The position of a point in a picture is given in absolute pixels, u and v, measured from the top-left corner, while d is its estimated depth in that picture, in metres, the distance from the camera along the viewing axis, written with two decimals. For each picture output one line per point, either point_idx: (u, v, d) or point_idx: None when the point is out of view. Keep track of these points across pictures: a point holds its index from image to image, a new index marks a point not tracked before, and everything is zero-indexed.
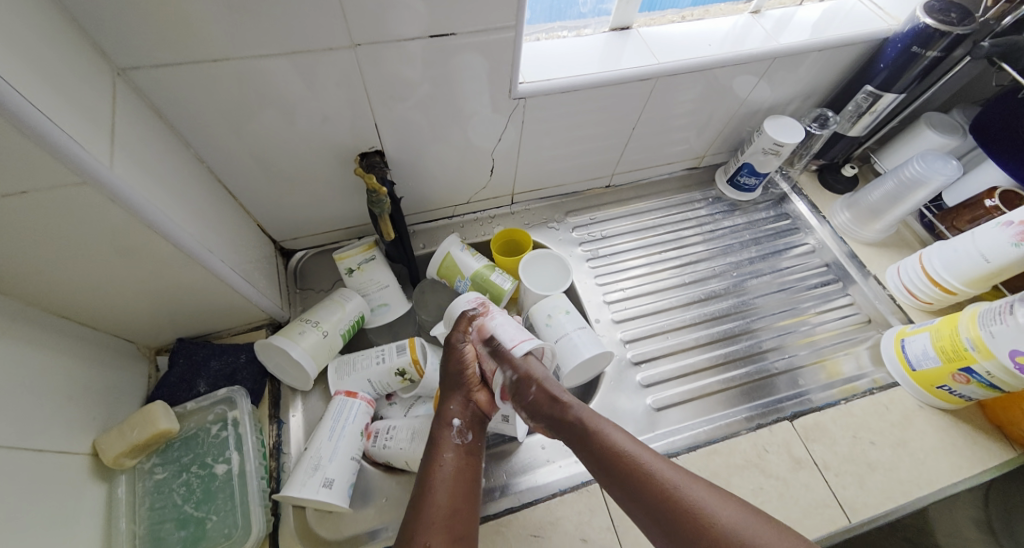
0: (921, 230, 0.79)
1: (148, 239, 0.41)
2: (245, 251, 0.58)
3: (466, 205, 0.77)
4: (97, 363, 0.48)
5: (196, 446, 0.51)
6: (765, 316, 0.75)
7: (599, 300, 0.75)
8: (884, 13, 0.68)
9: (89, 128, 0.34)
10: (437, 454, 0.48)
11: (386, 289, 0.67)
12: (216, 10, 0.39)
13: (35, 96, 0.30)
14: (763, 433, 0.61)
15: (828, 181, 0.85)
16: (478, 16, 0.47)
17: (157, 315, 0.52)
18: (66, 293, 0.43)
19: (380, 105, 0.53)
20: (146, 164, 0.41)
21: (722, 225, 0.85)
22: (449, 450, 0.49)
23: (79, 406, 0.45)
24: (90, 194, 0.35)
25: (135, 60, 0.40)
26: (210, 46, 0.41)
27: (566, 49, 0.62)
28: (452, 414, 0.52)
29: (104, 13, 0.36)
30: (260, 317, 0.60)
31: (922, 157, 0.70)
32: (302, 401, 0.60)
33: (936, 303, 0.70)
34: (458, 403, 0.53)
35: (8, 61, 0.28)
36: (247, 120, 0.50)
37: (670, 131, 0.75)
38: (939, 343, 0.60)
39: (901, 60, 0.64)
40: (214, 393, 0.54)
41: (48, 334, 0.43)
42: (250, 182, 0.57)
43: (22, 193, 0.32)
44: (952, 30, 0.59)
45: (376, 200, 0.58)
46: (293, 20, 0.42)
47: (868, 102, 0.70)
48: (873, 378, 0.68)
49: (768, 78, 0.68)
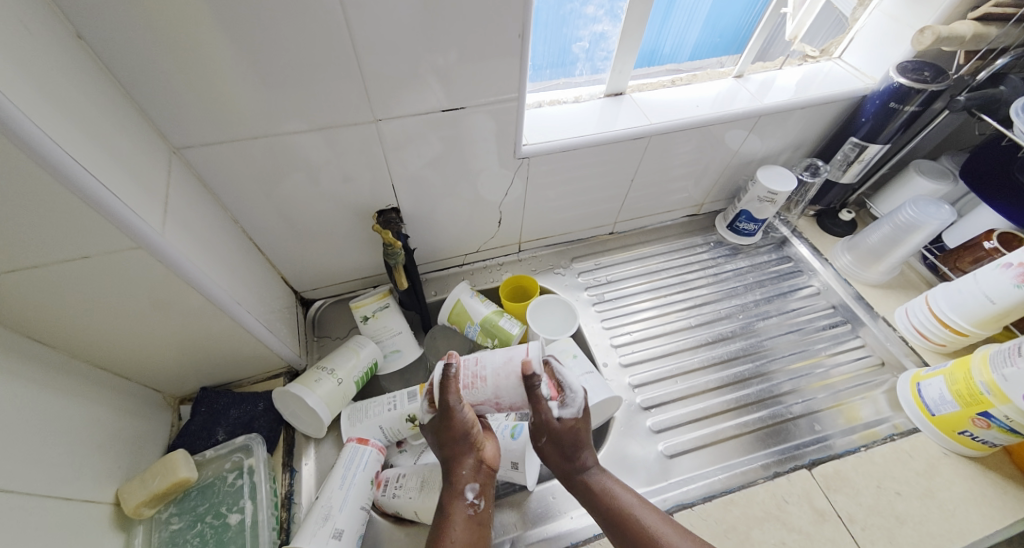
0: (925, 270, 0.80)
1: (186, 296, 0.45)
2: (269, 302, 0.61)
3: (476, 254, 0.81)
4: (125, 413, 0.51)
5: (212, 495, 0.52)
6: (778, 358, 0.75)
7: (607, 344, 0.76)
8: (860, 73, 0.73)
9: (146, 202, 0.39)
10: (451, 522, 0.47)
11: (399, 336, 0.70)
12: (257, 94, 0.44)
13: (102, 174, 0.34)
14: (781, 483, 0.60)
15: (827, 225, 0.88)
16: (486, 90, 0.53)
17: (185, 364, 0.55)
18: (105, 346, 0.46)
19: (398, 168, 0.58)
20: (190, 228, 0.45)
21: (725, 269, 0.86)
22: (460, 520, 0.47)
23: (106, 456, 0.46)
24: (143, 257, 0.39)
25: (185, 139, 0.46)
26: (252, 126, 0.47)
27: (567, 111, 0.68)
28: (463, 482, 0.50)
29: (166, 101, 0.42)
30: (279, 365, 0.63)
31: (914, 203, 0.72)
32: (315, 449, 0.61)
33: (949, 345, 0.69)
34: (470, 468, 0.50)
35: (86, 150, 0.33)
36: (278, 186, 0.55)
37: (671, 181, 0.79)
38: (954, 387, 0.59)
39: (881, 115, 0.68)
40: (232, 441, 0.55)
41: (86, 385, 0.46)
42: (276, 239, 0.62)
43: (83, 257, 0.37)
44: (926, 87, 0.63)
45: (391, 253, 0.62)
46: (325, 99, 0.47)
47: (855, 152, 0.74)
48: (892, 423, 0.66)
49: (759, 131, 0.73)
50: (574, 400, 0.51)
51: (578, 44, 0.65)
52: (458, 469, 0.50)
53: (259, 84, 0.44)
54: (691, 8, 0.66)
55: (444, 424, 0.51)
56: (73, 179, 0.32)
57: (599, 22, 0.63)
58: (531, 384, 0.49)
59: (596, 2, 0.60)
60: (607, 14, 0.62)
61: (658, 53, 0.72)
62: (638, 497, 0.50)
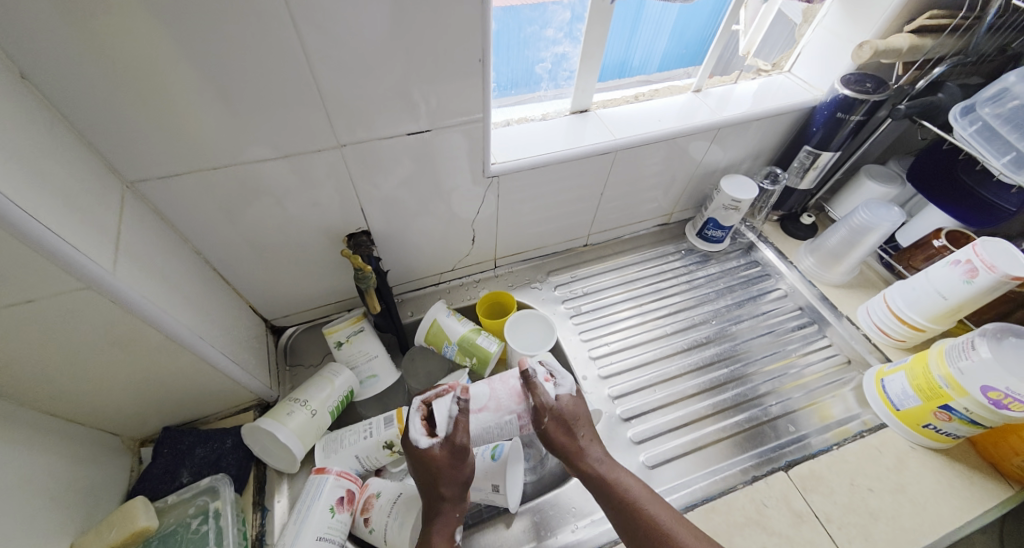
0: (882, 269, 0.84)
1: (144, 334, 0.43)
2: (236, 333, 0.59)
3: (451, 272, 0.80)
4: (79, 460, 0.48)
5: (174, 544, 0.49)
6: (753, 361, 0.77)
7: (586, 356, 0.77)
8: (809, 86, 0.77)
9: (96, 240, 0.37)
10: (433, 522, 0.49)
11: (374, 360, 0.68)
12: (213, 123, 0.43)
13: (43, 213, 0.32)
14: (760, 487, 0.60)
15: (790, 229, 0.91)
16: (451, 112, 0.53)
17: (145, 404, 0.52)
18: (56, 392, 0.44)
19: (365, 191, 0.58)
20: (146, 264, 0.43)
21: (697, 275, 0.88)
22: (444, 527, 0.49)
23: (58, 509, 0.43)
24: (93, 297, 0.37)
25: (140, 172, 0.44)
26: (210, 156, 0.46)
27: (535, 128, 0.68)
28: (454, 521, 0.50)
29: (117, 134, 0.41)
30: (248, 398, 0.60)
31: (866, 206, 0.76)
32: (289, 484, 0.59)
33: (908, 340, 0.72)
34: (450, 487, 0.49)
35: (26, 190, 0.32)
36: (240, 215, 0.53)
37: (641, 192, 0.81)
38: (915, 382, 0.61)
39: (830, 125, 0.72)
40: (196, 483, 0.52)
41: (36, 433, 0.43)
42: (241, 268, 0.60)
43: (28, 301, 0.35)
44: (869, 98, 0.67)
45: (362, 277, 0.61)
46: (287, 126, 0.47)
47: (810, 159, 0.77)
48: (862, 420, 0.68)
49: (719, 142, 0.75)
50: (565, 382, 0.54)
51: (540, 66, 0.67)
52: (447, 510, 0.50)
53: (216, 114, 0.43)
54: (658, 20, 0.68)
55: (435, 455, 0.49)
56: (13, 223, 0.30)
57: (560, 43, 0.65)
58: (526, 377, 0.51)
59: (555, 24, 0.62)
60: (568, 36, 0.64)
61: (627, 65, 0.74)
62: (641, 485, 0.50)
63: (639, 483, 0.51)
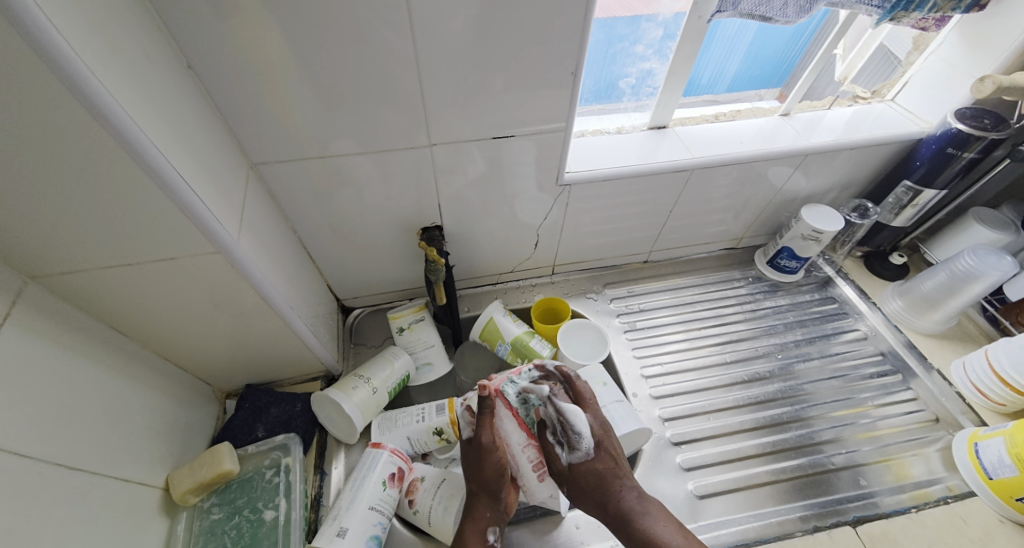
0: (985, 323, 0.76)
1: (249, 298, 0.48)
2: (316, 307, 0.64)
3: (510, 273, 0.82)
4: (179, 402, 0.54)
5: (250, 489, 0.54)
6: (819, 404, 0.72)
7: (637, 374, 0.75)
8: (915, 116, 0.71)
9: (228, 212, 0.43)
10: (472, 514, 0.52)
11: (431, 349, 0.71)
12: (327, 117, 0.48)
13: (199, 188, 0.38)
14: (821, 538, 0.57)
15: (876, 268, 0.85)
16: (534, 120, 0.55)
17: (235, 361, 0.58)
18: (172, 339, 0.50)
19: (443, 188, 0.61)
20: (259, 237, 0.49)
21: (764, 305, 0.84)
22: (489, 508, 0.52)
23: (161, 443, 0.49)
24: (220, 261, 0.43)
25: (261, 155, 0.50)
26: (319, 146, 0.51)
27: (611, 142, 0.69)
28: (484, 523, 0.51)
29: (249, 120, 0.46)
30: (318, 368, 0.65)
31: (973, 251, 0.69)
32: (345, 454, 0.62)
33: (1010, 405, 0.65)
34: (489, 509, 0.52)
35: (188, 166, 0.37)
36: (332, 200, 0.58)
37: (709, 214, 0.79)
38: (1015, 450, 0.55)
39: (937, 160, 0.67)
40: (272, 438, 0.58)
41: (152, 373, 0.50)
42: (326, 249, 0.65)
43: (172, 258, 0.41)
44: (986, 135, 0.62)
45: (433, 269, 0.64)
46: (386, 124, 0.51)
47: (908, 196, 0.72)
48: (946, 485, 0.62)
49: (803, 169, 0.72)
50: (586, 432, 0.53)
51: (624, 80, 0.68)
52: (480, 506, 0.52)
53: (330, 109, 0.48)
54: (733, 39, 0.66)
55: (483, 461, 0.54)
56: (180, 195, 0.36)
57: (647, 60, 0.65)
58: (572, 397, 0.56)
59: (645, 41, 0.62)
60: (656, 53, 0.64)
61: (695, 83, 0.73)
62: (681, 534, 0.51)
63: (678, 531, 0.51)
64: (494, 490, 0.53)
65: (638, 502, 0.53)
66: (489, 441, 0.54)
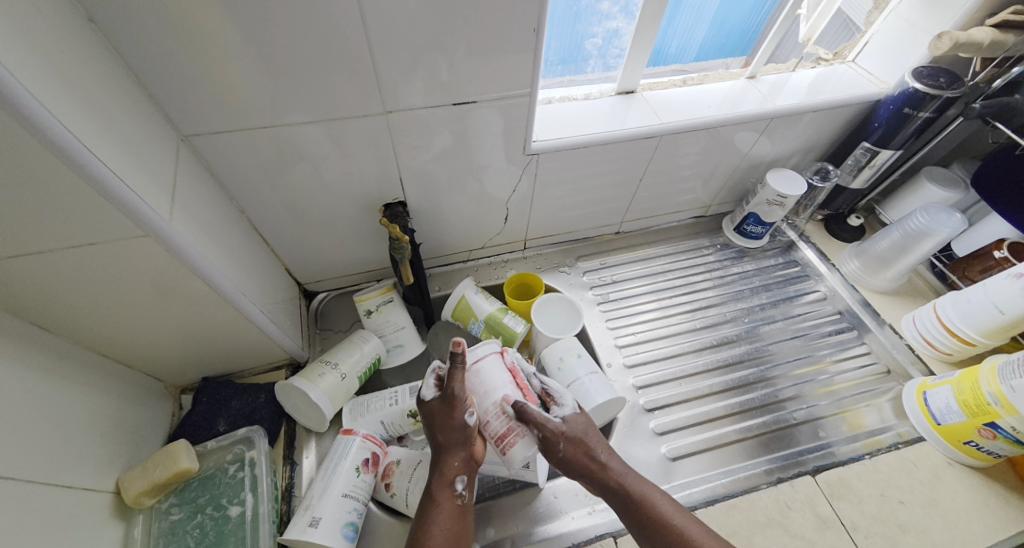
0: (933, 278, 0.80)
1: (192, 285, 0.45)
2: (273, 293, 0.61)
3: (481, 250, 0.80)
4: (125, 401, 0.50)
5: (213, 486, 0.52)
6: (781, 363, 0.74)
7: (611, 344, 0.76)
8: (874, 78, 0.72)
9: (157, 191, 0.38)
10: (441, 469, 0.50)
11: (401, 331, 0.69)
12: (266, 83, 0.44)
13: (119, 166, 0.34)
14: (785, 489, 0.60)
15: (835, 231, 0.87)
16: (498, 84, 0.52)
17: (185, 354, 0.54)
18: (108, 334, 0.46)
19: (404, 162, 0.57)
20: (198, 218, 0.45)
21: (731, 271, 0.86)
22: (457, 459, 0.50)
23: (107, 445, 0.46)
24: (151, 245, 0.39)
25: (195, 127, 0.46)
26: (261, 116, 0.47)
27: (578, 109, 0.67)
28: (452, 474, 0.49)
29: (176, 88, 0.42)
30: (281, 357, 0.62)
31: (925, 210, 0.72)
32: (316, 442, 0.60)
33: (955, 354, 0.69)
34: (459, 460, 0.50)
35: (101, 140, 0.33)
36: (282, 177, 0.54)
37: (677, 181, 0.78)
38: (961, 397, 0.58)
39: (894, 120, 0.68)
40: (234, 432, 0.55)
41: (89, 372, 0.46)
42: (281, 230, 0.61)
43: (92, 244, 0.36)
44: (942, 94, 0.63)
45: (398, 247, 0.62)
46: (334, 90, 0.47)
47: (866, 157, 0.74)
48: (897, 431, 0.66)
49: (769, 134, 0.72)
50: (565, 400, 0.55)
51: (590, 41, 0.65)
52: (448, 459, 0.50)
53: (268, 74, 0.43)
54: (698, 6, 0.65)
55: (446, 414, 0.50)
56: (93, 173, 0.32)
57: (614, 18, 0.62)
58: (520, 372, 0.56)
59: None
60: (623, 11, 0.61)
61: (663, 52, 0.71)
62: (667, 497, 0.50)
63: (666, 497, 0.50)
64: (460, 441, 0.50)
65: (627, 472, 0.51)
66: (459, 391, 0.51)
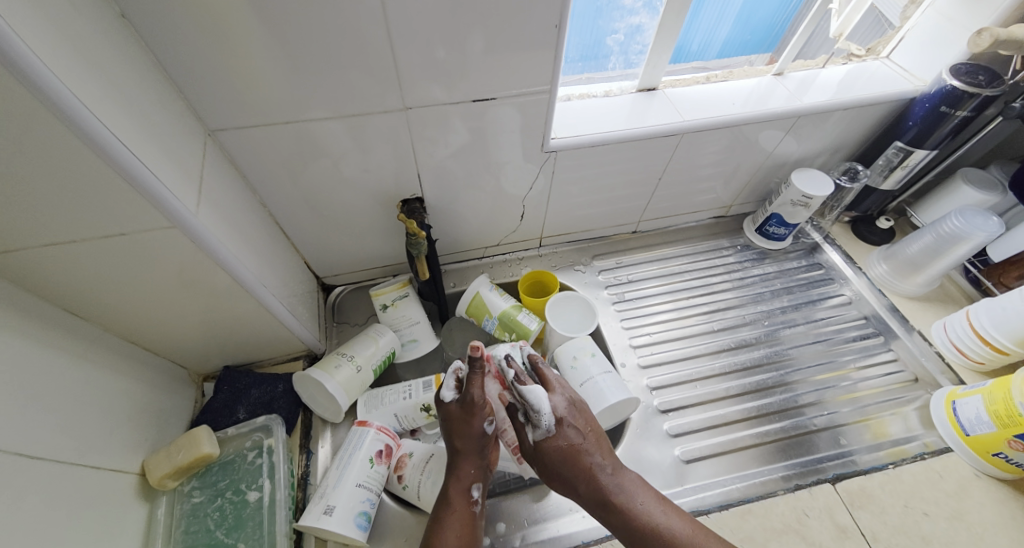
0: (967, 285, 0.77)
1: (215, 276, 0.46)
2: (293, 285, 0.62)
3: (497, 247, 0.80)
4: (151, 386, 0.52)
5: (232, 471, 0.53)
6: (802, 368, 0.73)
7: (626, 344, 0.75)
8: (909, 75, 0.69)
9: (183, 182, 0.40)
10: (456, 473, 0.51)
11: (416, 325, 0.70)
12: (289, 79, 0.45)
13: (148, 160, 0.35)
14: (803, 496, 0.58)
15: (862, 233, 0.84)
16: (517, 81, 0.52)
17: (208, 343, 0.56)
18: (135, 321, 0.47)
19: (422, 158, 0.58)
20: (222, 210, 0.46)
21: (751, 273, 0.84)
22: (473, 466, 0.51)
23: (133, 428, 0.48)
24: (177, 236, 0.40)
25: (220, 122, 0.47)
26: (283, 111, 0.47)
27: (598, 106, 0.66)
28: (468, 480, 0.50)
29: (203, 83, 0.43)
30: (300, 348, 0.64)
31: (961, 213, 0.69)
32: (332, 432, 0.62)
33: (988, 364, 0.66)
34: (474, 467, 0.51)
35: (133, 134, 0.34)
36: (303, 171, 0.55)
37: (697, 181, 0.77)
38: (992, 408, 0.56)
39: (930, 119, 0.65)
40: (253, 420, 0.57)
41: (117, 357, 0.48)
42: (301, 224, 0.62)
43: (121, 234, 0.38)
44: (980, 92, 0.60)
45: (414, 242, 0.62)
46: (354, 85, 0.47)
47: (898, 157, 0.71)
48: (923, 442, 0.63)
49: (795, 132, 0.70)
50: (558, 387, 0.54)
51: (612, 37, 0.64)
52: (464, 465, 0.51)
53: (291, 70, 0.44)
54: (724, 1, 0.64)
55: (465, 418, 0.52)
56: (125, 165, 0.33)
57: (636, 14, 0.61)
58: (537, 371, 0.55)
59: None
60: (646, 6, 0.60)
61: (685, 50, 0.70)
62: (653, 498, 0.49)
63: (652, 497, 0.49)
64: (476, 448, 0.51)
65: (611, 474, 0.50)
66: (477, 396, 0.51)
